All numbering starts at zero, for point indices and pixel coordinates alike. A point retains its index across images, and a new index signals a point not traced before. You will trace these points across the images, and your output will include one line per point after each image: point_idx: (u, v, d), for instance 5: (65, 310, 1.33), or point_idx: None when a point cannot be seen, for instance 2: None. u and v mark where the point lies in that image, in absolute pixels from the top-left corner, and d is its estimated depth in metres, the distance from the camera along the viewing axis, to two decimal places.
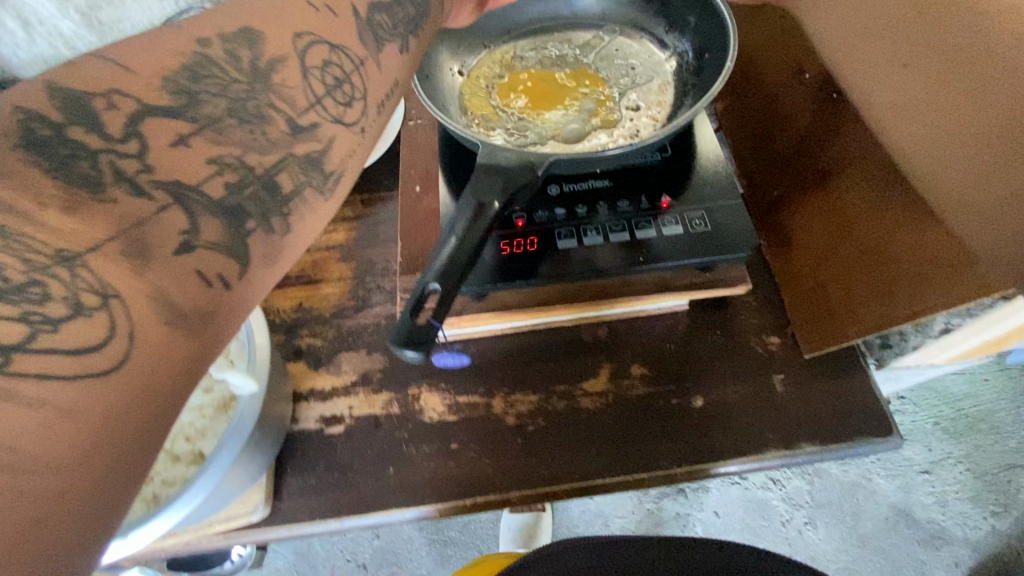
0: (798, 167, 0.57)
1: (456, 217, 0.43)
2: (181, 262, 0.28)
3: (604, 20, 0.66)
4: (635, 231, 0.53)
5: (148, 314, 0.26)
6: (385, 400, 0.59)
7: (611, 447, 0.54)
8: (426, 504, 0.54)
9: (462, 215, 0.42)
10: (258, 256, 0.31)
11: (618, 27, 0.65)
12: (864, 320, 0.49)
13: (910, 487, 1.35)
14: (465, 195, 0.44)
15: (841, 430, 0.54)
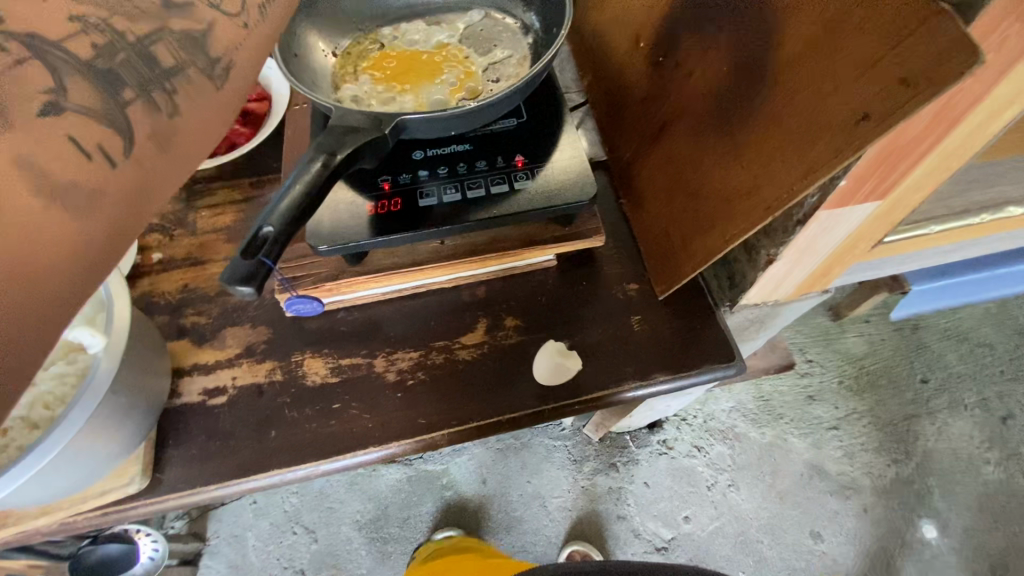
0: (640, 129, 0.63)
1: (295, 172, 0.44)
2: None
3: (470, 5, 0.71)
4: (491, 187, 0.57)
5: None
6: (269, 367, 0.61)
7: (486, 392, 0.58)
8: (307, 462, 0.55)
9: (298, 167, 0.44)
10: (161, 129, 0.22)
11: (482, 9, 0.71)
12: (696, 254, 0.55)
13: (821, 443, 1.44)
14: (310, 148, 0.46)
15: (691, 359, 0.59)
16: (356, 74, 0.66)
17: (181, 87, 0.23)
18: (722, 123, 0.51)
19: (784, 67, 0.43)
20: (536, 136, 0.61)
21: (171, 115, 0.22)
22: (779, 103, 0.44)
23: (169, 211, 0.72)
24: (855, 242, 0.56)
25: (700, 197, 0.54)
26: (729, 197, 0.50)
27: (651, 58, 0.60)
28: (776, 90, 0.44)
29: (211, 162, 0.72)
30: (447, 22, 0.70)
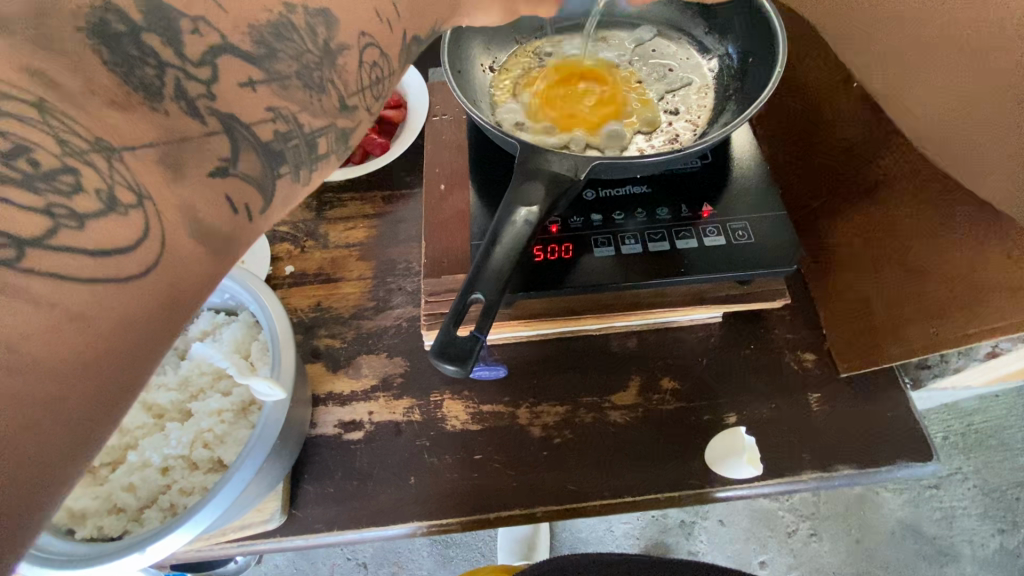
0: (839, 179, 0.55)
1: (500, 218, 0.41)
2: (213, 182, 0.26)
3: (641, 19, 0.64)
4: (674, 240, 0.51)
5: (176, 225, 0.25)
6: (406, 405, 0.57)
7: (642, 463, 0.53)
8: (447, 517, 0.52)
9: (502, 212, 0.41)
10: (280, 198, 0.29)
11: (655, 26, 0.64)
12: (912, 341, 0.48)
13: (918, 502, 1.33)
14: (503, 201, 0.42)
15: (880, 453, 0.52)
16: (516, 92, 0.60)
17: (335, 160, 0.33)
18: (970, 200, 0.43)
19: None
20: (722, 181, 0.54)
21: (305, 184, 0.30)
22: None
23: (301, 221, 0.69)
24: None
25: (929, 277, 0.47)
26: (981, 288, 0.43)
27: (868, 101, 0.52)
28: None
29: (349, 174, 0.69)
30: (614, 38, 0.64)
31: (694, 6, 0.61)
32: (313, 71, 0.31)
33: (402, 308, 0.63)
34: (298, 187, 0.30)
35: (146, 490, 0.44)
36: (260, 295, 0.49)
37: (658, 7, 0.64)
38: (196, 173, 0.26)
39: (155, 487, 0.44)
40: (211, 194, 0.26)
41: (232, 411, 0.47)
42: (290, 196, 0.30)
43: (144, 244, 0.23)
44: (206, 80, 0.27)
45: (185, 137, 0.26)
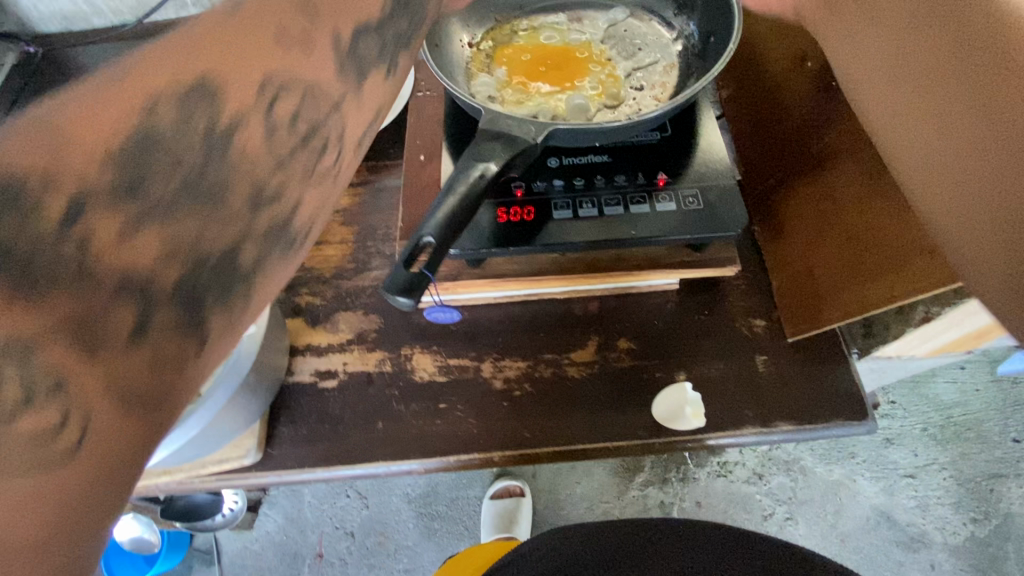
0: (793, 154, 0.58)
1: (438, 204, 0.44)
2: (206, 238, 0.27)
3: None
4: (629, 205, 0.55)
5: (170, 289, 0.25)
6: (379, 357, 0.61)
7: (595, 415, 0.56)
8: (411, 459, 0.56)
9: (439, 198, 0.43)
10: (279, 240, 0.30)
11: (628, 7, 0.66)
12: (847, 305, 0.51)
13: (894, 490, 1.36)
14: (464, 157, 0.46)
15: (818, 412, 0.55)
16: (491, 65, 0.63)
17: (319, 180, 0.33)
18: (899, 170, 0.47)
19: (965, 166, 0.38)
20: (680, 152, 0.57)
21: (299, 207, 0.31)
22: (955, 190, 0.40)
23: None
24: None
25: (864, 244, 0.49)
26: (906, 251, 0.45)
27: (819, 79, 0.55)
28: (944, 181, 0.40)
29: None
30: (588, 18, 0.67)
31: None
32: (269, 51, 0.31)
33: (380, 269, 0.67)
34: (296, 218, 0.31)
35: None
36: None
37: None
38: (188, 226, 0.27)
39: None
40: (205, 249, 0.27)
41: None
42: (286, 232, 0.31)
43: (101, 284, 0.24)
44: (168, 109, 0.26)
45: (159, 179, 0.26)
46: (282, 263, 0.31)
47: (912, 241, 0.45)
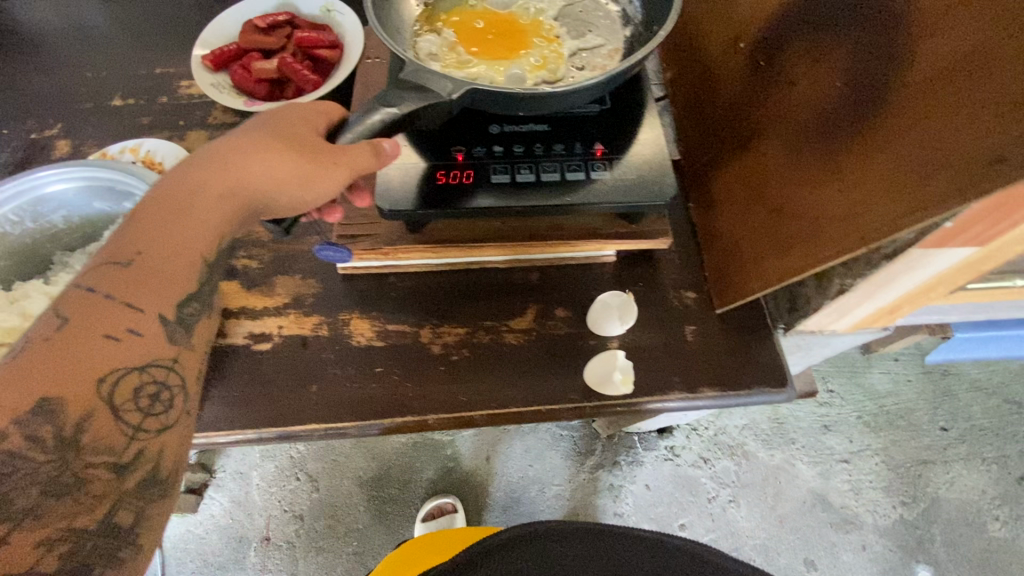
0: (725, 133, 0.60)
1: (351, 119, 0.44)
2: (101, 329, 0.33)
3: None
4: (566, 173, 0.55)
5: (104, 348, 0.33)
6: (316, 321, 0.60)
7: (529, 380, 0.57)
8: (343, 422, 0.56)
9: (354, 115, 0.45)
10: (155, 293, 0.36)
11: None
12: (768, 274, 0.53)
13: (829, 474, 1.42)
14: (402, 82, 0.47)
15: (741, 379, 0.58)
16: (438, 31, 0.63)
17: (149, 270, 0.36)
18: (808, 146, 0.50)
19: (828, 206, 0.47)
20: (618, 125, 0.58)
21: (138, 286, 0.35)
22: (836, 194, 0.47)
23: None
24: (933, 285, 0.53)
25: (784, 215, 0.52)
26: (820, 220, 0.48)
27: (751, 59, 0.57)
28: (832, 188, 0.47)
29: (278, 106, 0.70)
30: None
31: None
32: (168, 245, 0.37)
33: (321, 235, 0.66)
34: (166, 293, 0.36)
35: None
36: None
37: None
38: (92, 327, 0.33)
39: None
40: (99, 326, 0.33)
41: None
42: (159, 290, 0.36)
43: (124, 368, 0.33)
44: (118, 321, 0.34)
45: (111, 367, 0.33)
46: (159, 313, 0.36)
47: (819, 213, 0.48)
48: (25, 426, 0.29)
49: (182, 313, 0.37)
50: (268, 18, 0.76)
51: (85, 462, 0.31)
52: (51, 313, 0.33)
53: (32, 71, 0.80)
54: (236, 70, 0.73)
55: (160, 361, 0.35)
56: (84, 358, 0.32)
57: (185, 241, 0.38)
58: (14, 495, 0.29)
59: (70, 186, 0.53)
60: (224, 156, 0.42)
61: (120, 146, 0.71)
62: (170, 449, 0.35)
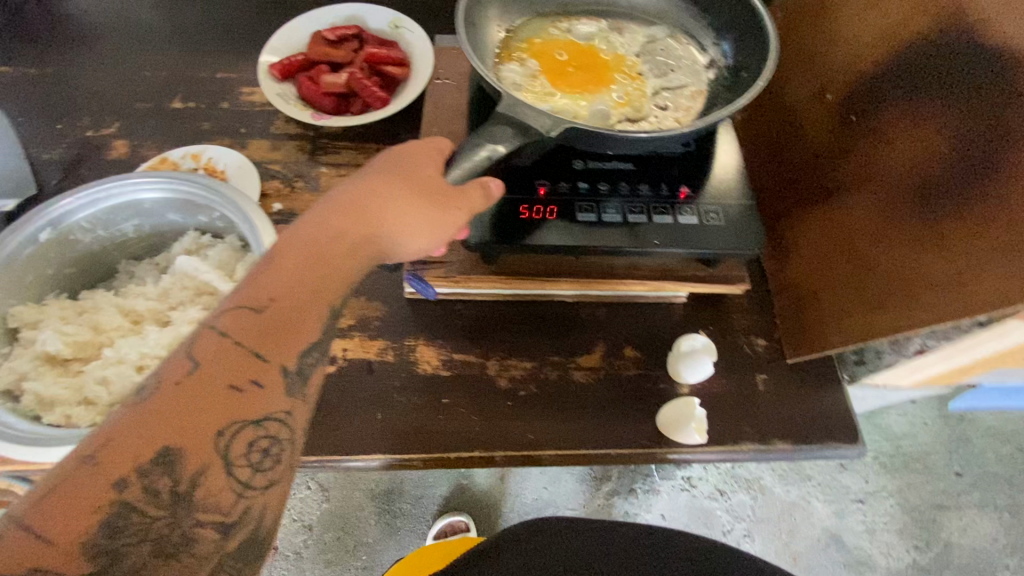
0: (806, 182, 0.60)
1: (461, 152, 0.45)
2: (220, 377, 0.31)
3: (659, 17, 0.66)
4: (652, 215, 0.55)
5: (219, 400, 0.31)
6: (381, 346, 0.59)
7: (598, 421, 0.56)
8: (408, 454, 0.54)
9: (463, 149, 0.45)
10: (272, 344, 0.33)
11: (670, 27, 0.66)
12: (851, 331, 0.53)
13: (845, 513, 1.42)
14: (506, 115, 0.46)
15: (811, 433, 0.57)
16: (522, 59, 0.63)
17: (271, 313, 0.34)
18: (903, 206, 0.49)
19: (925, 270, 0.46)
20: (703, 169, 0.58)
21: (257, 332, 0.33)
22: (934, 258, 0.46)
23: (294, 162, 0.70)
24: (1014, 352, 0.53)
25: (873, 273, 0.51)
26: (915, 283, 0.47)
27: (841, 110, 0.56)
28: (930, 252, 0.46)
29: (345, 122, 0.69)
30: (630, 30, 0.66)
31: (709, 17, 0.63)
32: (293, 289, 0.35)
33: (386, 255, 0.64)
34: (286, 342, 0.34)
35: (118, 391, 0.44)
36: (246, 212, 0.48)
37: (673, 10, 0.66)
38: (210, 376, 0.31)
39: (128, 383, 0.45)
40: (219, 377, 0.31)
41: None
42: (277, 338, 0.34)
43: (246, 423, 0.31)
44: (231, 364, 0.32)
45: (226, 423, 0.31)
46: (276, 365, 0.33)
47: (914, 275, 0.47)
48: (144, 477, 0.28)
49: (304, 362, 0.35)
50: (339, 31, 0.75)
51: (195, 521, 0.30)
52: (183, 356, 0.31)
53: (89, 66, 0.78)
54: (303, 81, 0.72)
55: (274, 415, 0.33)
56: (211, 414, 0.30)
57: (313, 288, 0.36)
58: (125, 552, 0.28)
59: (151, 194, 0.51)
60: (356, 197, 0.40)
61: (182, 152, 0.69)
62: (272, 508, 0.32)
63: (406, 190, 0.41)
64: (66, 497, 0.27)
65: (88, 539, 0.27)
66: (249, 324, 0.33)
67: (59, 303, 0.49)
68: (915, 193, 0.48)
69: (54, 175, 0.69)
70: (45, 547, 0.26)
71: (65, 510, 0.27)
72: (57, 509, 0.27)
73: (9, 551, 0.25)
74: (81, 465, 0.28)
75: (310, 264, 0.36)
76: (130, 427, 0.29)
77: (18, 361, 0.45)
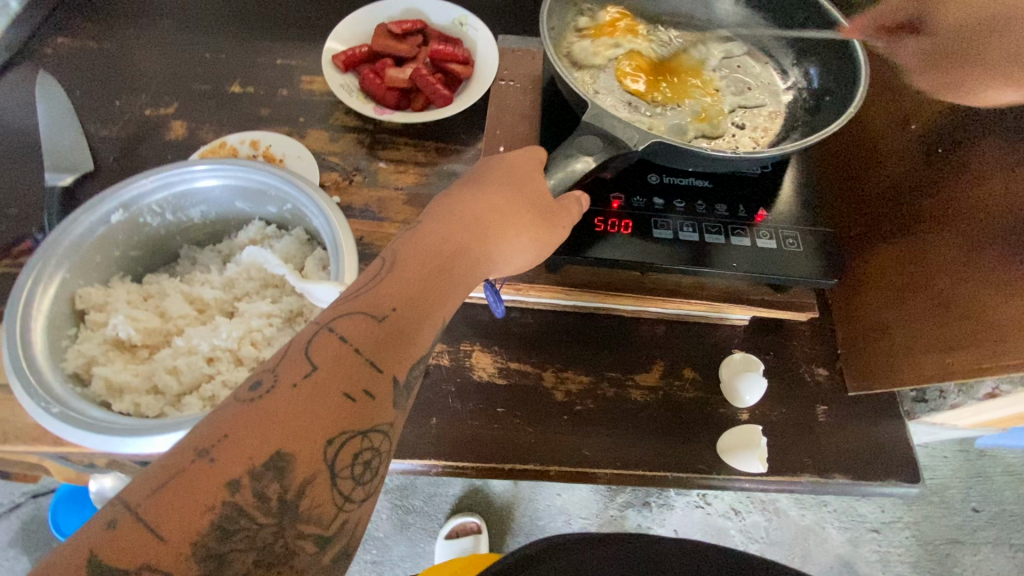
0: (880, 210, 0.58)
1: (556, 161, 0.45)
2: (330, 386, 0.30)
3: (735, 34, 0.66)
4: (730, 235, 0.54)
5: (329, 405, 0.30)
6: (437, 349, 0.58)
7: (656, 442, 0.55)
8: (463, 462, 0.53)
9: (559, 159, 0.44)
10: (383, 354, 0.33)
11: (747, 44, 0.65)
12: (926, 367, 0.51)
13: (859, 542, 1.30)
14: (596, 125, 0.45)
15: (874, 469, 0.55)
16: (598, 66, 0.62)
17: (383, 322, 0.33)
18: (993, 248, 0.47)
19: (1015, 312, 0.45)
20: (778, 192, 0.57)
21: (366, 341, 0.32)
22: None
23: (352, 154, 0.69)
24: None
25: (953, 311, 0.50)
26: (1003, 325, 0.46)
27: (925, 140, 0.54)
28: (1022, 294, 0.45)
29: (407, 118, 0.68)
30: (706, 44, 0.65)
31: (791, 38, 0.62)
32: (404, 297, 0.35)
33: None
34: (394, 352, 0.33)
35: (188, 379, 0.45)
36: (324, 206, 0.47)
37: (752, 26, 0.65)
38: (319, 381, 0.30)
39: (197, 375, 0.45)
40: (331, 386, 0.30)
41: (279, 317, 0.48)
42: (389, 346, 0.33)
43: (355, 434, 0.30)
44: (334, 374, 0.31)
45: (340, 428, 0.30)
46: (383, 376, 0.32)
47: (1002, 317, 0.46)
48: (257, 481, 0.28)
49: (409, 375, 0.34)
50: (404, 25, 0.74)
51: (298, 532, 0.29)
52: (303, 357, 0.31)
53: (147, 44, 0.78)
54: (367, 74, 0.72)
55: (380, 427, 0.32)
56: (326, 420, 0.29)
57: (432, 299, 0.37)
58: (232, 558, 0.27)
59: (224, 182, 0.50)
60: (470, 209, 0.41)
61: (239, 137, 0.68)
62: (363, 522, 0.32)
63: (516, 205, 0.42)
64: (182, 493, 0.26)
65: (200, 539, 0.26)
66: (365, 332, 0.33)
67: (126, 287, 0.49)
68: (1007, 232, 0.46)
69: (110, 152, 0.69)
70: (160, 543, 0.25)
71: (181, 506, 0.26)
72: (172, 504, 0.26)
73: (127, 542, 0.25)
74: (197, 460, 0.27)
75: (429, 276, 0.37)
76: (248, 424, 0.28)
77: (86, 344, 0.44)
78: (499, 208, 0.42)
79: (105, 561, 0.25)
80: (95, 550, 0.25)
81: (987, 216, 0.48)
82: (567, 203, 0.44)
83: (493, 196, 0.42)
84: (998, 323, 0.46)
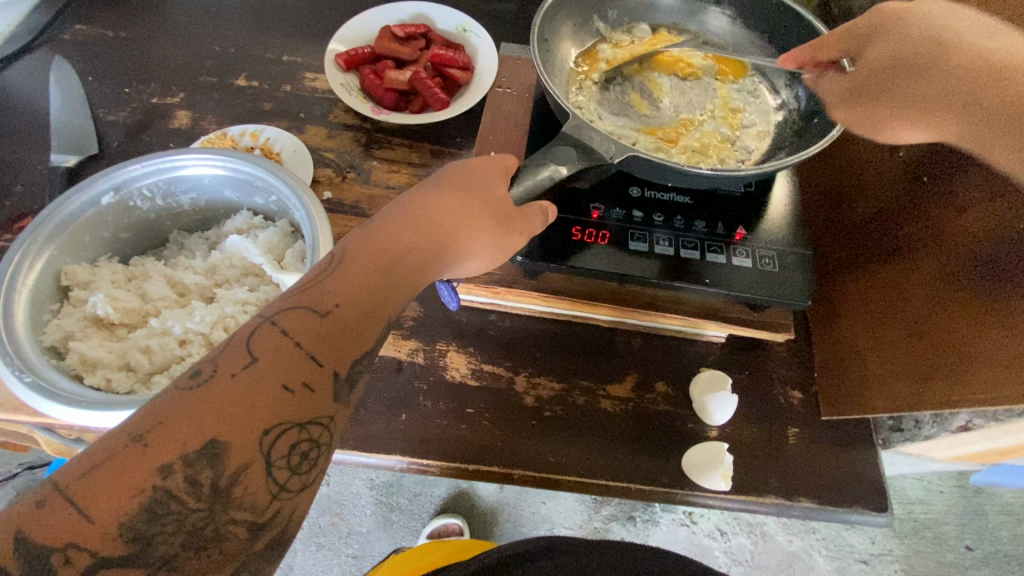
0: (861, 238, 0.58)
1: (526, 168, 0.45)
2: (271, 379, 0.32)
3: (731, 53, 0.66)
4: (705, 252, 0.54)
5: (266, 397, 0.32)
6: (412, 347, 0.59)
7: (623, 452, 0.55)
8: (427, 459, 0.54)
9: (529, 166, 0.45)
10: (327, 351, 0.35)
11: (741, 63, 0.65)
12: (897, 397, 0.51)
13: (845, 573, 1.27)
14: (569, 137, 0.46)
15: (841, 497, 0.55)
16: (589, 78, 0.63)
17: (332, 318, 0.36)
18: (966, 280, 0.47)
19: (986, 348, 0.44)
20: (757, 210, 0.57)
21: (305, 335, 0.34)
22: (997, 336, 0.44)
23: (347, 152, 0.71)
24: None
25: (925, 342, 0.49)
26: (972, 360, 0.45)
27: (909, 170, 0.54)
28: (993, 330, 0.44)
29: (404, 120, 0.70)
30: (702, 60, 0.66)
31: (784, 58, 0.63)
32: (354, 297, 0.37)
33: None
34: (337, 351, 0.35)
35: (159, 359, 0.47)
36: (304, 199, 0.49)
37: (750, 46, 0.65)
38: (257, 375, 0.32)
39: (168, 357, 0.47)
40: (268, 379, 0.32)
41: (254, 305, 0.49)
42: (333, 340, 0.35)
43: (291, 426, 0.33)
44: (277, 367, 0.33)
45: (279, 417, 0.32)
46: (325, 371, 0.35)
47: (974, 351, 0.45)
48: (189, 468, 0.29)
49: (352, 370, 0.36)
50: (408, 28, 0.76)
51: (229, 518, 0.31)
52: (244, 349, 0.33)
53: (161, 34, 0.80)
54: (367, 74, 0.73)
55: (319, 419, 0.34)
56: (265, 411, 0.32)
57: (380, 300, 0.38)
58: (158, 542, 0.29)
59: (208, 172, 0.52)
60: (426, 210, 0.43)
61: (240, 129, 0.70)
62: (299, 511, 0.34)
63: (472, 213, 0.44)
64: (112, 477, 0.28)
65: (127, 522, 0.28)
66: (315, 331, 0.35)
67: (110, 266, 0.51)
68: (983, 267, 0.46)
69: (116, 137, 0.71)
70: (87, 525, 0.27)
71: (110, 489, 0.28)
72: (104, 487, 0.28)
73: (58, 521, 0.27)
74: (131, 445, 0.29)
75: (377, 277, 0.39)
76: (182, 411, 0.30)
77: (66, 320, 0.46)
78: (452, 215, 0.43)
79: (33, 531, 0.27)
80: (22, 527, 0.27)
81: (964, 249, 0.48)
82: (525, 213, 0.45)
83: (450, 203, 0.44)
84: (969, 356, 0.46)
